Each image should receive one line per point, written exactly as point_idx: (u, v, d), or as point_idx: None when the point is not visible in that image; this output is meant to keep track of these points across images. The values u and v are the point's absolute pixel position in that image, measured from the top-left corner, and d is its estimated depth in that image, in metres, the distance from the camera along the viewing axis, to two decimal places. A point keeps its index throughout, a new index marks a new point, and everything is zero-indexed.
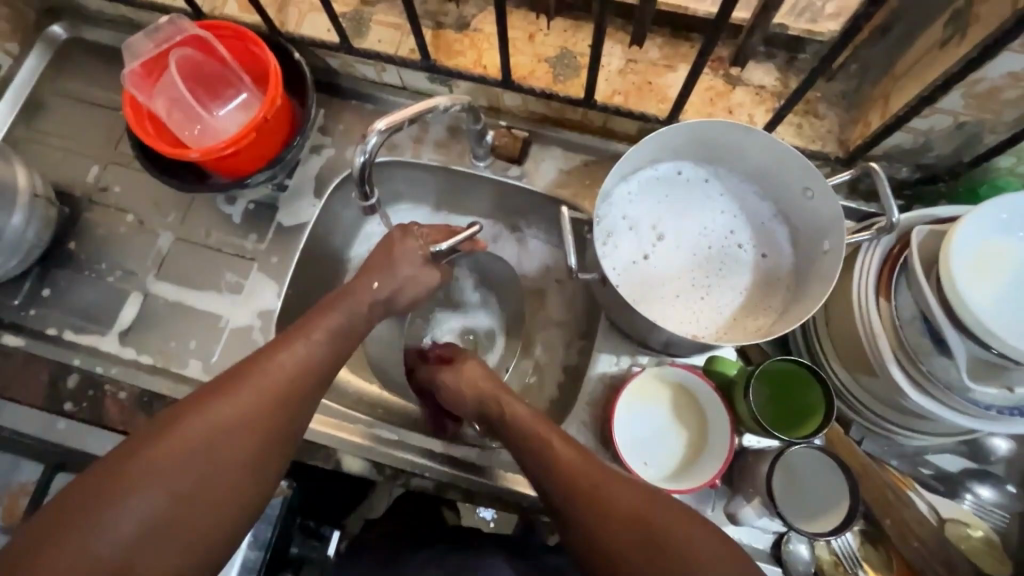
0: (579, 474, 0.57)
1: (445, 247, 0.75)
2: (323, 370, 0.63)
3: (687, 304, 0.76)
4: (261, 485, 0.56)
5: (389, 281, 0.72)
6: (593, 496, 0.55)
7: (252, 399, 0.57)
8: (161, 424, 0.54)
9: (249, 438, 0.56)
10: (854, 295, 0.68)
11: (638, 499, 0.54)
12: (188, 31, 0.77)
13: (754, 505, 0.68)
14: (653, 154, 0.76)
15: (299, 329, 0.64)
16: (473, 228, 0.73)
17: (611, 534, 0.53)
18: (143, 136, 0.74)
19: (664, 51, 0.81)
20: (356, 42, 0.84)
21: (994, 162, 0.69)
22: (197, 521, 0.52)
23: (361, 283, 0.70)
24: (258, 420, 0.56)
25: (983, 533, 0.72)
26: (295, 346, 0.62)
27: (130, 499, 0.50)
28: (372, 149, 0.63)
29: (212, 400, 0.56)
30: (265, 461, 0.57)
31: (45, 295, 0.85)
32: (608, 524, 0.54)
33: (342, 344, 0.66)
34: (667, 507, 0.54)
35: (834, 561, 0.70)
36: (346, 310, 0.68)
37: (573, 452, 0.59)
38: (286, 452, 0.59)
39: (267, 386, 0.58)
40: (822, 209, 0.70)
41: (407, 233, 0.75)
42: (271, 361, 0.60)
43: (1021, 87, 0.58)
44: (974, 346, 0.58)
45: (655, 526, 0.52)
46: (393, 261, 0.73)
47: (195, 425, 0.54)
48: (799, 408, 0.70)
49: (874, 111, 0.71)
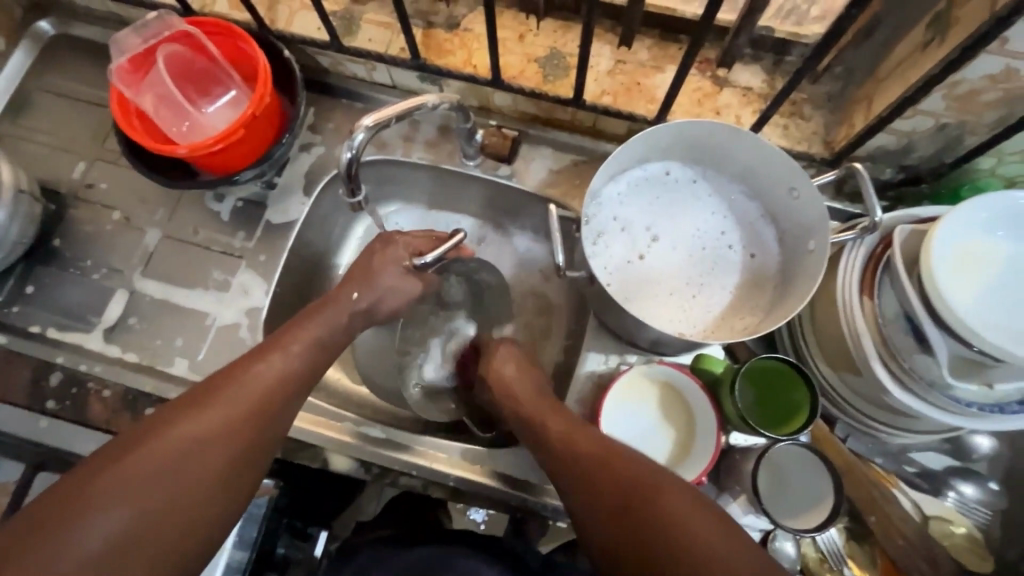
0: (588, 453, 0.61)
1: (429, 259, 0.73)
2: (302, 381, 0.63)
3: (675, 303, 0.77)
4: (238, 497, 0.56)
5: (369, 292, 0.73)
6: (598, 474, 0.58)
7: (227, 412, 0.57)
8: (133, 439, 0.53)
9: (225, 447, 0.55)
10: (838, 296, 0.68)
11: (642, 475, 0.56)
12: (176, 27, 0.76)
13: (741, 502, 0.70)
14: (641, 154, 0.77)
15: (278, 341, 0.64)
16: (459, 236, 0.73)
17: (613, 510, 0.56)
18: (129, 133, 0.73)
19: (653, 52, 0.81)
20: (346, 40, 0.84)
21: (975, 163, 0.70)
22: (169, 534, 0.51)
23: (341, 294, 0.71)
24: (232, 432, 0.56)
25: (965, 530, 0.73)
26: (273, 357, 0.62)
27: (98, 515, 0.48)
28: (360, 145, 0.63)
29: (189, 411, 0.56)
30: (242, 471, 0.56)
31: (28, 292, 0.84)
32: (609, 499, 0.56)
33: (322, 355, 0.67)
34: (671, 487, 0.55)
35: (819, 559, 0.71)
36: (325, 320, 0.68)
37: (583, 434, 0.63)
38: (263, 463, 0.58)
39: (244, 395, 0.58)
40: (808, 208, 0.71)
41: (390, 243, 0.76)
42: (248, 372, 0.60)
43: (1000, 89, 0.60)
44: (956, 344, 0.59)
45: (654, 506, 0.54)
46: (372, 275, 0.74)
47: (169, 439, 0.53)
48: (786, 407, 0.70)
49: (858, 113, 0.72)
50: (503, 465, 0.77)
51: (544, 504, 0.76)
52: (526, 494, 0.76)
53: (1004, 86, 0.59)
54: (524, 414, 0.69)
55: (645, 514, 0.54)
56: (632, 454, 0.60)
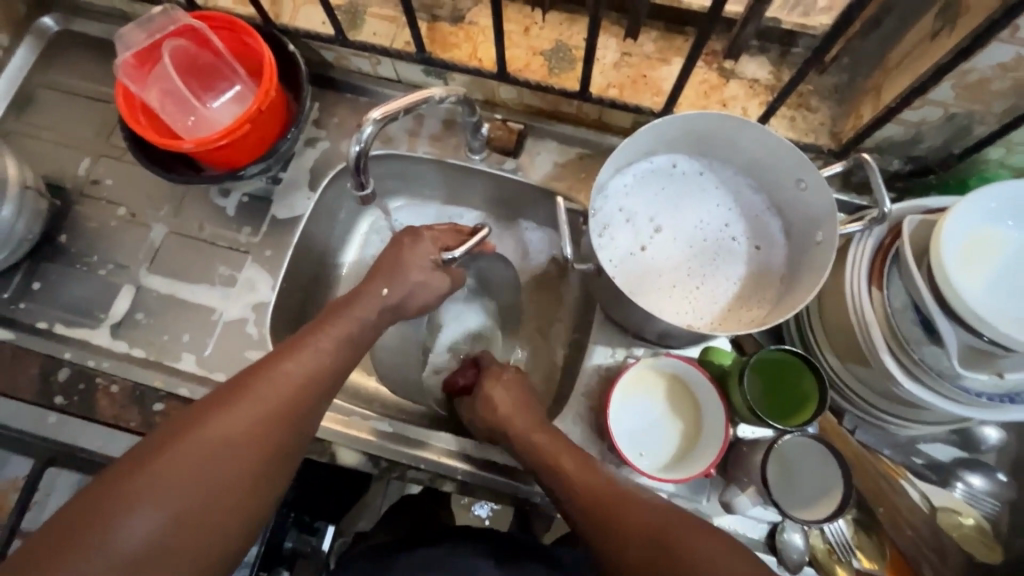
0: (601, 493, 0.59)
1: (458, 253, 0.74)
2: (329, 380, 0.62)
3: (682, 295, 0.77)
4: (266, 498, 0.56)
5: (401, 287, 0.72)
6: (614, 516, 0.57)
7: (259, 412, 0.56)
8: (165, 438, 0.53)
9: (255, 450, 0.55)
10: (846, 287, 0.68)
11: (661, 517, 0.55)
12: (181, 22, 0.76)
13: (749, 493, 0.69)
14: (648, 146, 0.76)
15: (305, 338, 0.63)
16: (486, 230, 0.74)
17: (635, 554, 0.54)
18: (137, 128, 0.73)
19: (658, 44, 0.81)
20: (351, 34, 0.84)
21: (984, 153, 0.70)
22: (202, 537, 0.51)
23: (370, 290, 0.70)
24: (264, 434, 0.56)
25: (974, 521, 0.73)
26: (303, 354, 0.61)
27: (133, 516, 0.48)
28: (367, 139, 0.63)
29: (219, 411, 0.55)
30: (271, 473, 0.56)
31: (35, 289, 0.84)
32: (632, 543, 0.55)
33: (351, 352, 0.66)
34: (691, 527, 0.54)
35: (828, 550, 0.70)
36: (356, 317, 0.67)
37: (594, 474, 0.62)
38: (292, 463, 0.58)
39: (273, 395, 0.58)
40: (815, 200, 0.71)
41: (417, 238, 0.75)
42: (277, 371, 0.59)
43: (1010, 78, 0.59)
44: (965, 333, 0.59)
45: (677, 548, 0.53)
46: (405, 266, 0.73)
47: (202, 440, 0.53)
48: (793, 398, 0.70)
49: (866, 103, 0.72)
50: (512, 459, 0.77)
51: (553, 499, 0.76)
52: (534, 487, 0.76)
53: (1014, 75, 0.59)
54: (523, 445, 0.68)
55: (670, 559, 0.52)
56: (647, 495, 0.59)
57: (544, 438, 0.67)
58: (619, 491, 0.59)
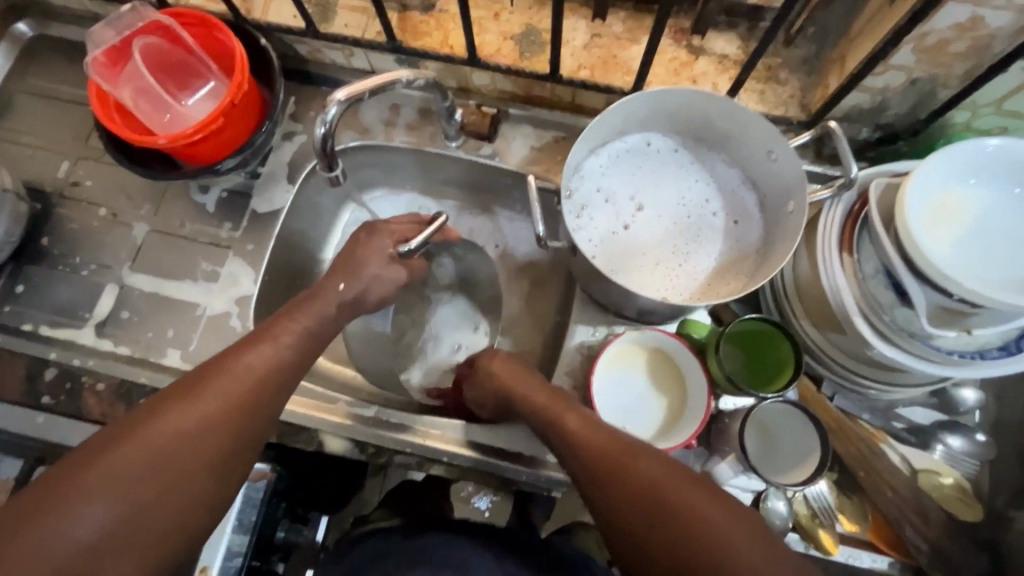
0: (606, 448, 0.57)
1: (413, 245, 0.74)
2: (288, 374, 0.63)
3: (660, 271, 0.77)
4: (225, 491, 0.56)
5: (355, 283, 0.72)
6: (637, 495, 0.52)
7: (217, 404, 0.57)
8: (121, 430, 0.53)
9: (213, 440, 0.55)
10: (818, 251, 0.69)
11: (669, 477, 0.52)
12: (150, 19, 0.77)
13: (730, 461, 0.69)
14: (621, 124, 0.77)
15: (265, 332, 0.64)
16: (441, 219, 0.73)
17: (639, 513, 0.51)
18: (109, 124, 0.73)
19: (627, 24, 0.82)
20: (322, 27, 0.84)
21: (950, 117, 0.71)
22: (156, 526, 0.51)
23: (326, 286, 0.71)
24: (223, 425, 0.56)
25: (954, 480, 0.74)
26: (262, 348, 0.62)
27: (84, 508, 0.48)
28: (333, 120, 0.63)
29: (177, 403, 0.55)
30: (230, 463, 0.56)
31: (19, 292, 0.84)
32: (635, 500, 0.52)
33: (311, 347, 0.67)
34: (696, 488, 0.51)
35: (811, 516, 0.71)
36: (316, 312, 0.68)
37: (604, 437, 0.58)
38: (252, 455, 0.59)
39: (231, 386, 0.58)
40: (785, 170, 0.71)
41: (372, 234, 0.76)
42: (237, 364, 0.60)
43: (967, 38, 0.60)
44: (935, 293, 0.60)
45: (682, 507, 0.50)
46: (358, 263, 0.74)
47: (159, 431, 0.53)
48: (771, 365, 0.72)
49: (833, 73, 0.73)
50: (500, 440, 0.78)
51: (539, 475, 0.77)
52: (520, 466, 0.77)
53: (971, 35, 0.60)
54: (538, 416, 0.66)
55: (673, 520, 0.49)
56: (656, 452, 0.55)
57: (554, 407, 0.65)
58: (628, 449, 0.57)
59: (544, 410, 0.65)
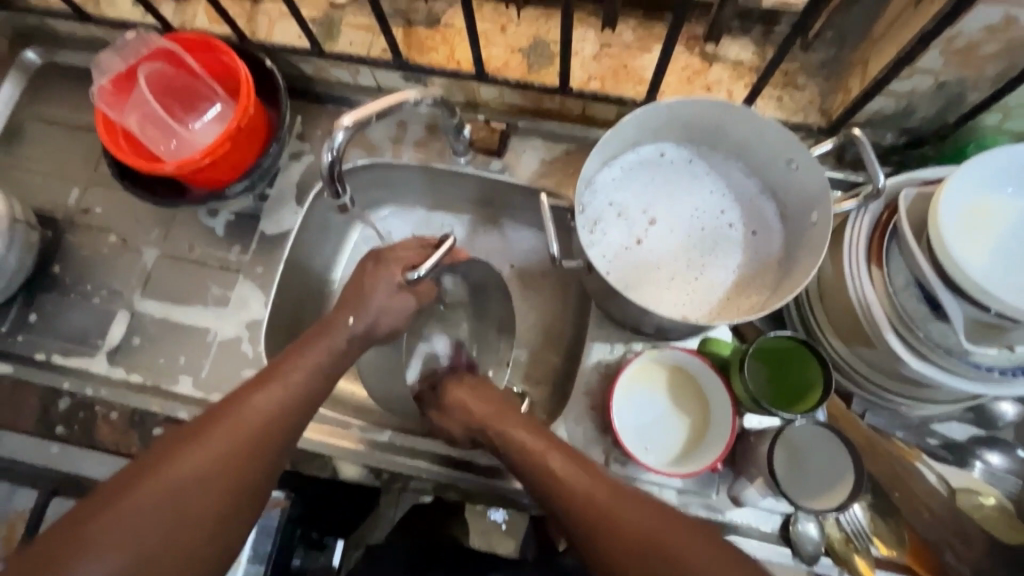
0: (587, 494, 0.58)
1: (424, 270, 0.67)
2: (294, 415, 0.61)
3: (678, 287, 0.75)
4: (234, 539, 0.55)
5: (364, 316, 0.69)
6: (622, 536, 0.54)
7: (222, 450, 0.55)
8: (129, 478, 0.52)
9: (219, 486, 0.54)
10: (844, 264, 0.66)
11: (655, 524, 0.54)
12: (155, 45, 0.76)
13: (758, 485, 0.66)
14: (634, 136, 0.75)
15: (272, 372, 0.62)
16: (451, 241, 0.68)
17: (628, 558, 0.53)
18: (117, 153, 0.73)
19: (638, 33, 0.80)
20: (327, 46, 0.83)
21: (980, 120, 0.68)
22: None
23: (338, 320, 0.68)
24: (228, 470, 0.55)
25: (995, 501, 0.70)
26: (270, 388, 0.60)
27: (89, 561, 0.48)
28: (340, 147, 0.62)
29: (183, 449, 0.54)
30: (237, 510, 0.55)
31: (32, 320, 0.84)
32: (626, 551, 0.53)
33: (320, 381, 0.64)
34: (688, 532, 0.53)
35: (845, 539, 0.69)
36: (326, 349, 0.66)
37: (586, 479, 0.59)
38: (257, 503, 0.57)
39: (237, 431, 0.56)
40: (807, 179, 0.69)
41: (379, 262, 0.72)
42: (243, 406, 0.58)
43: (1000, 40, 0.57)
44: (971, 308, 0.56)
45: (669, 552, 0.52)
46: (363, 295, 0.70)
47: (166, 480, 0.52)
48: (798, 385, 0.69)
49: (854, 78, 0.70)
50: None
51: None
52: None
53: (1003, 37, 0.57)
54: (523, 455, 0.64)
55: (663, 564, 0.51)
56: (632, 493, 0.57)
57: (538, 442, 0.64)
58: (613, 494, 0.57)
59: (529, 452, 0.64)
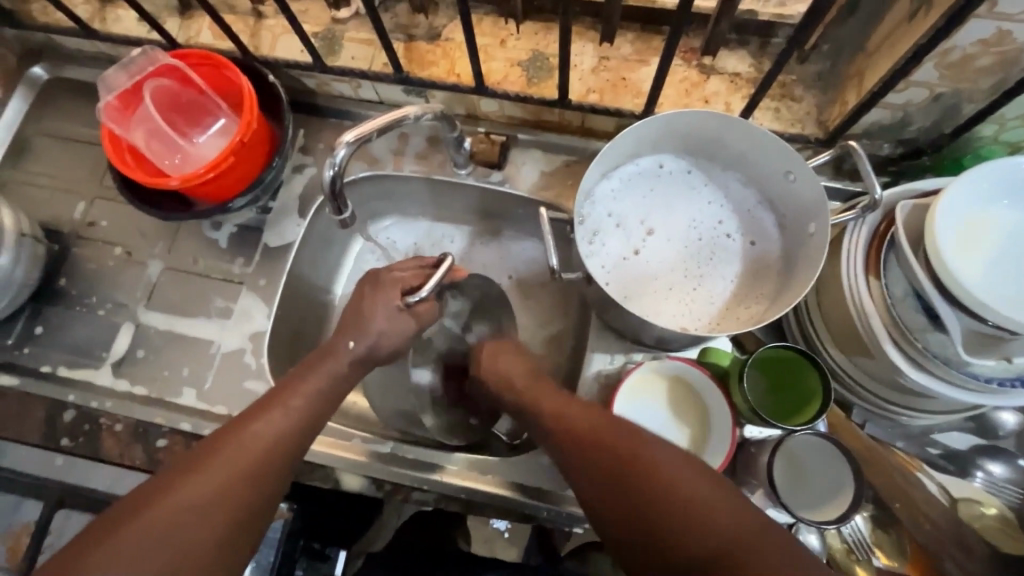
0: (579, 423, 0.61)
1: (424, 294, 0.70)
2: (296, 443, 0.61)
3: (677, 297, 0.75)
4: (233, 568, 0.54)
5: (365, 339, 0.69)
6: (605, 458, 0.57)
7: (225, 477, 0.55)
8: (131, 507, 0.53)
9: (220, 514, 0.54)
10: (842, 275, 0.67)
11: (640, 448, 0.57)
12: (160, 61, 0.77)
13: (758, 496, 0.69)
14: (633, 148, 0.76)
15: (274, 399, 0.63)
16: (449, 261, 0.71)
17: (610, 477, 0.56)
18: (122, 168, 0.74)
19: (636, 46, 0.81)
20: (329, 60, 0.84)
21: (976, 131, 0.68)
22: None
23: (339, 344, 0.69)
24: (231, 496, 0.55)
25: (997, 511, 0.70)
26: (272, 415, 0.61)
27: None
28: (342, 163, 0.63)
29: (185, 477, 0.55)
30: (238, 538, 0.55)
31: (37, 333, 0.85)
32: (609, 470, 0.57)
33: (322, 406, 0.65)
34: (671, 458, 0.56)
35: (846, 549, 0.69)
36: (327, 372, 0.66)
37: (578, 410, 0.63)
38: (257, 530, 0.57)
39: (239, 457, 0.57)
40: (805, 190, 0.69)
41: (379, 286, 0.72)
42: (244, 432, 0.59)
43: (993, 53, 0.58)
44: (970, 319, 0.57)
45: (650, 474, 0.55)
46: (367, 317, 0.70)
47: (167, 508, 0.53)
48: (798, 395, 0.69)
49: (850, 90, 0.71)
50: (517, 474, 0.76)
51: (559, 511, 0.75)
52: (540, 502, 0.75)
53: (997, 50, 0.57)
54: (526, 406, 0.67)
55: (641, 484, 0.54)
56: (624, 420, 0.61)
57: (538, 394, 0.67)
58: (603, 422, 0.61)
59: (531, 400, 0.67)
